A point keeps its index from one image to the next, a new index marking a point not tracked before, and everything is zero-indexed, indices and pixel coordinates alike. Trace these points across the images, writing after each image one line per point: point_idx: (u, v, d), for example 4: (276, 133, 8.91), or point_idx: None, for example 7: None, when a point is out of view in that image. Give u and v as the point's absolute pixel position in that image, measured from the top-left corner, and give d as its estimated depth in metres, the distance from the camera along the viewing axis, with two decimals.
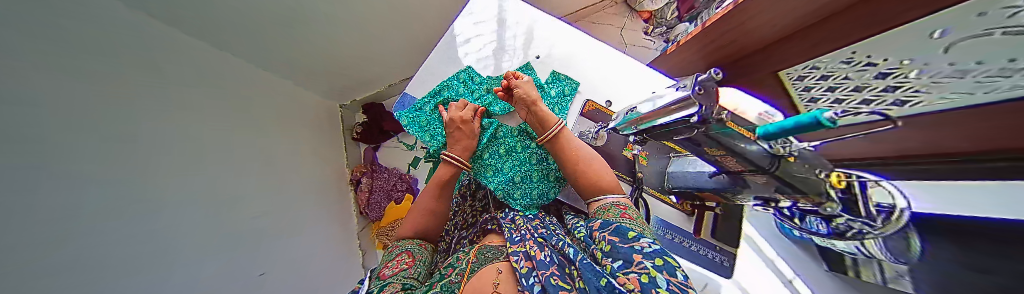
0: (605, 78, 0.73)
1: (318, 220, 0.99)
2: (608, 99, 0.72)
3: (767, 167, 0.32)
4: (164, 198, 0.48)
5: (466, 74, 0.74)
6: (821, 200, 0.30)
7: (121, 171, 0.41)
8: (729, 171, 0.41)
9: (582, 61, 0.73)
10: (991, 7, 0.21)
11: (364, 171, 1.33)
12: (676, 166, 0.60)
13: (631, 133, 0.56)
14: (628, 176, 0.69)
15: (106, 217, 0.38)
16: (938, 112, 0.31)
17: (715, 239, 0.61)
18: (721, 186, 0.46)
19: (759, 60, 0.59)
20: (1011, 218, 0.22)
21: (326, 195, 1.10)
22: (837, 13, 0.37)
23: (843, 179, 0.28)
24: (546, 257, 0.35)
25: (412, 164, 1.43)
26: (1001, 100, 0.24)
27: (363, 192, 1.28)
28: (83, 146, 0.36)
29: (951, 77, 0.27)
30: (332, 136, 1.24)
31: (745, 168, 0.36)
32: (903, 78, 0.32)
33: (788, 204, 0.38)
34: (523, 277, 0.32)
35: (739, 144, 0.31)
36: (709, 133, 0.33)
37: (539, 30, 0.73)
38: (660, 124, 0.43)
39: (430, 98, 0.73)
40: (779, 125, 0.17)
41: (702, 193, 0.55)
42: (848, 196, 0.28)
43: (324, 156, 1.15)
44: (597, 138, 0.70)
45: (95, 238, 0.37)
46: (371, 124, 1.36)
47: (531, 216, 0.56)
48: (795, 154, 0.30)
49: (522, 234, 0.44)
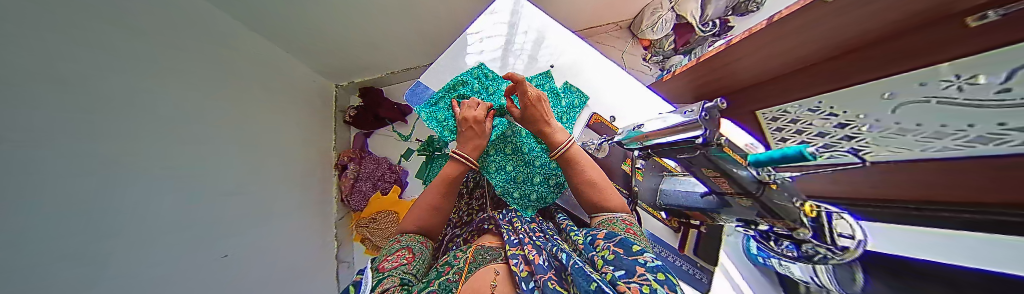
0: (611, 94, 0.76)
1: (295, 204, 0.92)
2: (612, 114, 0.76)
3: (753, 192, 0.35)
4: (145, 162, 0.44)
5: (481, 70, 0.73)
6: (794, 225, 0.34)
7: (104, 127, 0.38)
8: (719, 191, 0.43)
9: (589, 74, 0.76)
10: (926, 80, 0.26)
11: (352, 157, 1.26)
12: (667, 184, 0.62)
13: (635, 148, 0.58)
14: (624, 189, 0.74)
15: (83, 172, 0.35)
16: (880, 163, 0.37)
17: (698, 256, 0.67)
18: (709, 207, 0.49)
19: (739, 98, 0.63)
20: (935, 261, 0.26)
21: (308, 178, 1.03)
22: (813, 65, 0.42)
23: (814, 209, 0.31)
24: (543, 261, 0.35)
25: (404, 155, 1.38)
26: (933, 158, 0.29)
27: (347, 178, 1.21)
28: (73, 99, 0.34)
29: (896, 134, 0.32)
30: (322, 118, 1.17)
31: (734, 190, 0.39)
32: (858, 130, 0.37)
33: (766, 228, 0.40)
34: (522, 281, 0.32)
35: (733, 169, 0.35)
36: (707, 156, 0.37)
37: (550, 40, 0.76)
38: (663, 143, 0.46)
39: (445, 93, 0.72)
40: (768, 155, 0.22)
41: (689, 212, 0.57)
42: (816, 225, 0.31)
43: (310, 137, 1.08)
44: (599, 149, 0.73)
45: (76, 191, 0.34)
46: (365, 109, 1.30)
47: (529, 219, 0.56)
48: (779, 182, 0.32)
49: (520, 237, 0.44)
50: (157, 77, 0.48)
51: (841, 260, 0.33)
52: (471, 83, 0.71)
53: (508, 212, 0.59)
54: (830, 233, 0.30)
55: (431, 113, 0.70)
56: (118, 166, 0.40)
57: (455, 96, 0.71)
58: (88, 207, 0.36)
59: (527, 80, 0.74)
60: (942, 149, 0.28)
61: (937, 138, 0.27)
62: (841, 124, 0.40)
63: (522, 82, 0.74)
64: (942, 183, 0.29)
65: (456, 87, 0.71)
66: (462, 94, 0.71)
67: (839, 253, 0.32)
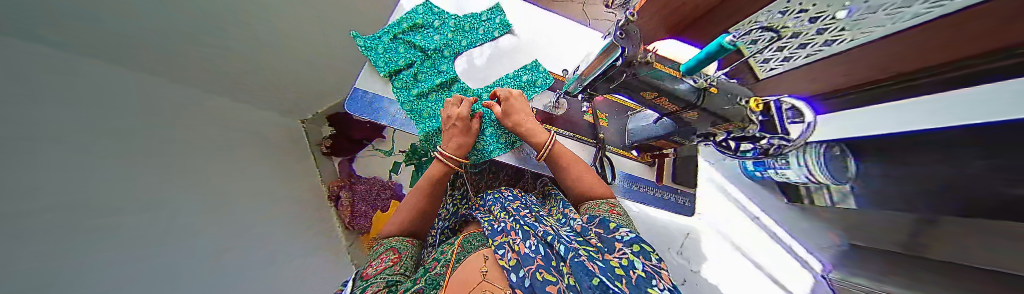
0: (558, 50, 0.68)
1: (301, 242, 0.80)
2: (564, 68, 0.66)
3: (694, 103, 0.31)
4: (111, 223, 0.34)
5: (433, 16, 0.64)
6: (744, 124, 0.32)
7: (51, 176, 0.28)
8: (665, 112, 0.40)
9: (547, 41, 0.68)
10: None
11: (342, 185, 1.15)
12: (635, 121, 0.60)
13: (579, 93, 0.47)
14: (590, 138, 0.63)
15: (40, 250, 0.25)
16: (870, 43, 0.36)
17: (676, 183, 0.68)
18: (667, 131, 0.47)
19: (718, 12, 0.61)
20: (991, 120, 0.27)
21: (303, 217, 0.90)
22: None
23: (758, 103, 0.30)
24: (530, 249, 0.31)
25: (393, 169, 1.27)
26: (906, 27, 0.31)
27: (344, 207, 1.10)
28: (19, 147, 0.25)
29: (869, 14, 0.32)
30: (298, 152, 1.05)
31: (677, 107, 0.35)
32: (829, 20, 0.37)
33: (722, 137, 0.40)
34: (511, 271, 0.28)
35: (671, 85, 0.31)
36: (638, 78, 0.31)
37: (511, 11, 0.69)
38: (598, 78, 0.37)
39: (390, 27, 0.62)
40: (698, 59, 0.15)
41: (657, 142, 0.55)
42: (768, 119, 0.33)
43: (288, 174, 0.95)
44: (557, 107, 0.62)
45: (41, 256, 0.25)
46: (339, 135, 1.17)
47: (510, 197, 0.48)
48: (717, 86, 0.31)
49: (503, 224, 0.38)
50: (86, 110, 0.36)
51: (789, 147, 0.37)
52: (418, 20, 0.63)
53: (489, 194, 0.51)
54: (780, 124, 0.32)
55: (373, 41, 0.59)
56: (81, 220, 0.30)
57: (400, 31, 0.62)
58: (67, 279, 0.26)
59: (477, 15, 0.66)
60: (921, 14, 0.28)
61: (908, 5, 0.28)
62: (813, 19, 0.39)
63: (473, 18, 0.66)
64: (933, 42, 0.30)
65: (403, 23, 0.63)
66: (409, 30, 0.62)
67: (789, 139, 0.34)
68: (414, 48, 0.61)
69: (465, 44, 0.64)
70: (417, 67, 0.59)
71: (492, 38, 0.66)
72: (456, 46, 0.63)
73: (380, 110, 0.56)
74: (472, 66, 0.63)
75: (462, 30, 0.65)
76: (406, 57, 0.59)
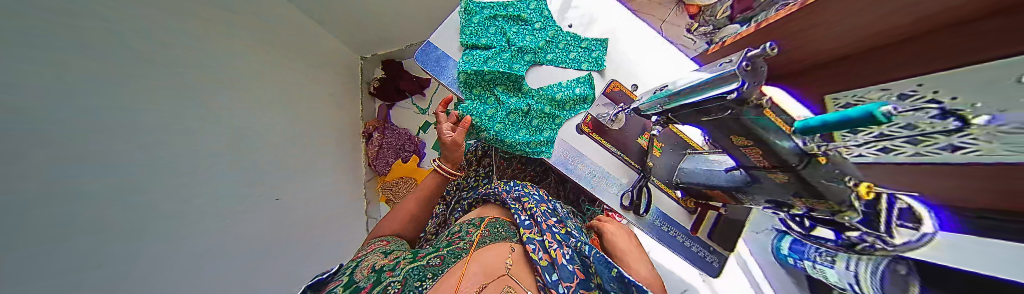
0: (636, 63, 0.62)
1: (311, 167, 0.87)
2: (634, 82, 0.62)
3: (794, 166, 0.27)
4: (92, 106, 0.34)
5: (540, 4, 0.62)
6: (842, 209, 0.27)
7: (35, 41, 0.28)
8: (749, 165, 0.36)
9: (634, 58, 0.63)
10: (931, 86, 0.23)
11: (375, 126, 1.25)
12: (690, 162, 0.55)
13: (654, 114, 0.45)
14: (635, 164, 0.61)
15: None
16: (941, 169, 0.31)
17: (712, 240, 0.62)
18: (734, 185, 0.42)
19: None
20: None
21: (330, 146, 1.00)
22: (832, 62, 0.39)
23: (873, 191, 0.23)
24: (564, 258, 0.35)
25: (422, 127, 1.35)
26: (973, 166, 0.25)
27: (372, 146, 1.21)
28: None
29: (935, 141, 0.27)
30: (349, 86, 1.15)
31: (767, 163, 0.31)
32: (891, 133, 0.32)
33: (801, 212, 0.34)
34: (545, 272, 0.33)
35: (773, 138, 0.26)
36: (740, 119, 0.27)
37: (614, 19, 0.64)
38: (689, 104, 0.34)
39: (496, 5, 0.62)
40: (825, 120, 0.16)
41: (712, 192, 0.50)
42: (871, 210, 0.26)
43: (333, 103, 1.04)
44: (614, 121, 0.60)
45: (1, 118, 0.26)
46: (388, 81, 1.26)
47: (537, 194, 0.50)
48: (830, 155, 0.25)
49: (534, 218, 0.41)
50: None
51: (888, 253, 0.29)
52: (523, 13, 0.61)
53: (514, 185, 0.52)
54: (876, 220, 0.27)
55: (475, 14, 0.61)
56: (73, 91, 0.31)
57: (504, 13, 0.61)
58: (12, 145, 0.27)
59: (580, 39, 0.62)
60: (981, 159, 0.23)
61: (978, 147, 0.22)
62: None
63: (574, 36, 0.63)
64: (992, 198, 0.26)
65: (509, 9, 0.61)
66: (511, 18, 0.61)
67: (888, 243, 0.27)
68: (507, 31, 0.61)
69: (548, 59, 0.61)
70: (494, 53, 0.58)
71: (577, 68, 0.62)
72: (540, 56, 0.61)
73: (443, 67, 0.60)
74: (550, 76, 0.62)
75: (556, 43, 0.62)
76: (490, 38, 0.60)
